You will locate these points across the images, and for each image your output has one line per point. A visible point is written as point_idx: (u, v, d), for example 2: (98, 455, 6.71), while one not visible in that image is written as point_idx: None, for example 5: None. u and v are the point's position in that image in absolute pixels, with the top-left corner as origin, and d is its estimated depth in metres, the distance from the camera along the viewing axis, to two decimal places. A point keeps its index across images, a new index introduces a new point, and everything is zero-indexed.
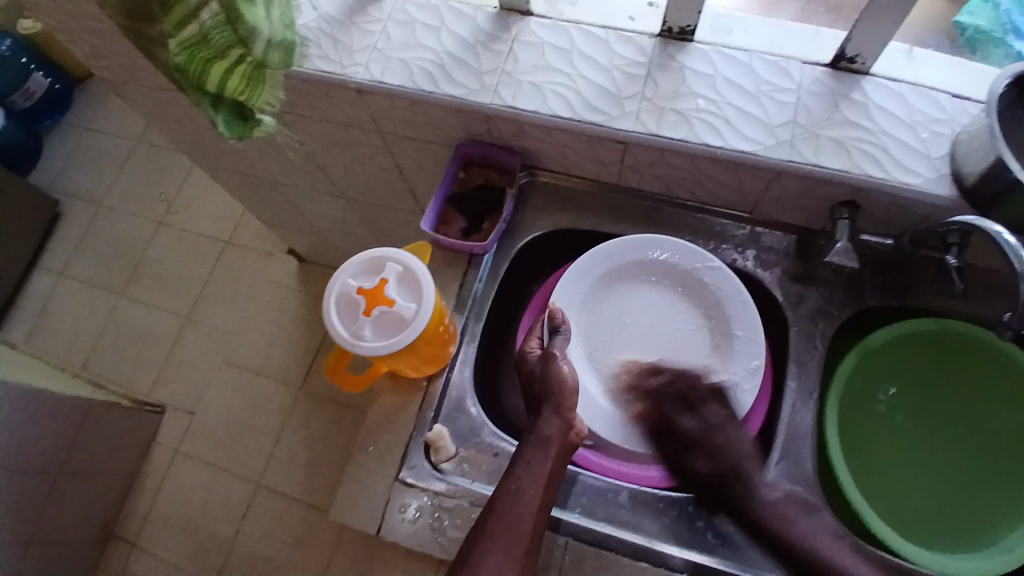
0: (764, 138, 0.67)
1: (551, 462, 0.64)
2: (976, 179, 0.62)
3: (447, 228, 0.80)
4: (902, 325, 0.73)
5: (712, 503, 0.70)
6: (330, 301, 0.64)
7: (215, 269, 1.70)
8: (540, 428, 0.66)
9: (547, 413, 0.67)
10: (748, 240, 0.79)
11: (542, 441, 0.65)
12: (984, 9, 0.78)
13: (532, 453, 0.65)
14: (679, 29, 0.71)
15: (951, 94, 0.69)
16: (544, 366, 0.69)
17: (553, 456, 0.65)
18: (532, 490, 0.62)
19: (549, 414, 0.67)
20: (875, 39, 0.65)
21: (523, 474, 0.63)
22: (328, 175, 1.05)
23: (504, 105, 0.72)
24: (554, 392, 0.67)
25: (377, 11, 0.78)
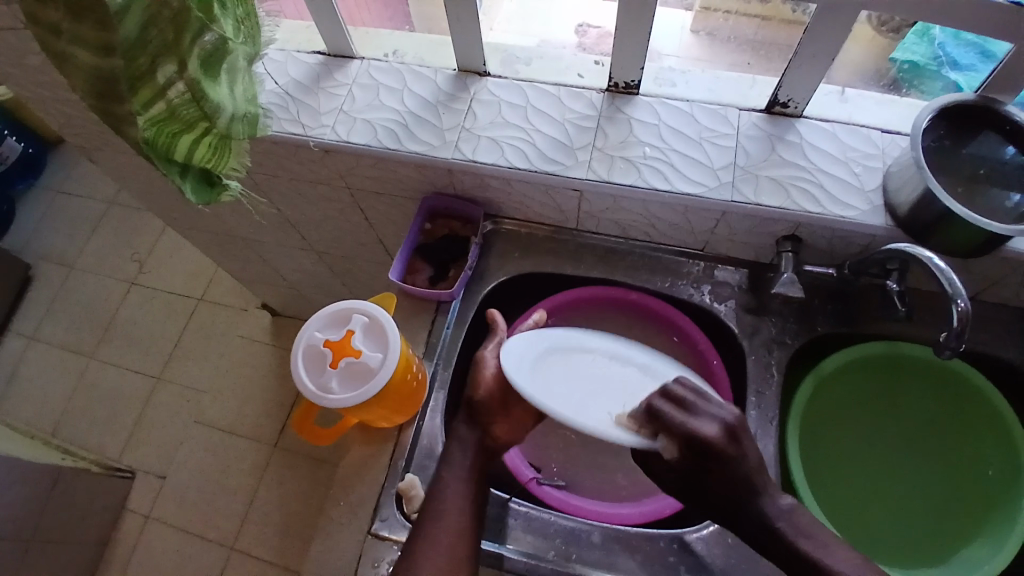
0: (708, 181, 0.72)
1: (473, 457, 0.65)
2: (908, 210, 0.67)
3: (415, 277, 0.82)
4: (855, 350, 0.77)
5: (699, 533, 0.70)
6: (296, 354, 0.65)
7: (188, 328, 1.69)
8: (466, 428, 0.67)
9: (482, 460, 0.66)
10: (702, 276, 0.82)
11: (465, 444, 0.66)
12: (920, 43, 0.75)
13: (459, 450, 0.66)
14: (625, 84, 0.76)
15: (881, 131, 0.75)
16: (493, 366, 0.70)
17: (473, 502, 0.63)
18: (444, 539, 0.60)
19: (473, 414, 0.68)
20: (803, 85, 0.71)
21: (450, 475, 0.64)
22: (299, 231, 1.08)
23: (465, 159, 0.76)
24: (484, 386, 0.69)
25: (341, 75, 0.83)
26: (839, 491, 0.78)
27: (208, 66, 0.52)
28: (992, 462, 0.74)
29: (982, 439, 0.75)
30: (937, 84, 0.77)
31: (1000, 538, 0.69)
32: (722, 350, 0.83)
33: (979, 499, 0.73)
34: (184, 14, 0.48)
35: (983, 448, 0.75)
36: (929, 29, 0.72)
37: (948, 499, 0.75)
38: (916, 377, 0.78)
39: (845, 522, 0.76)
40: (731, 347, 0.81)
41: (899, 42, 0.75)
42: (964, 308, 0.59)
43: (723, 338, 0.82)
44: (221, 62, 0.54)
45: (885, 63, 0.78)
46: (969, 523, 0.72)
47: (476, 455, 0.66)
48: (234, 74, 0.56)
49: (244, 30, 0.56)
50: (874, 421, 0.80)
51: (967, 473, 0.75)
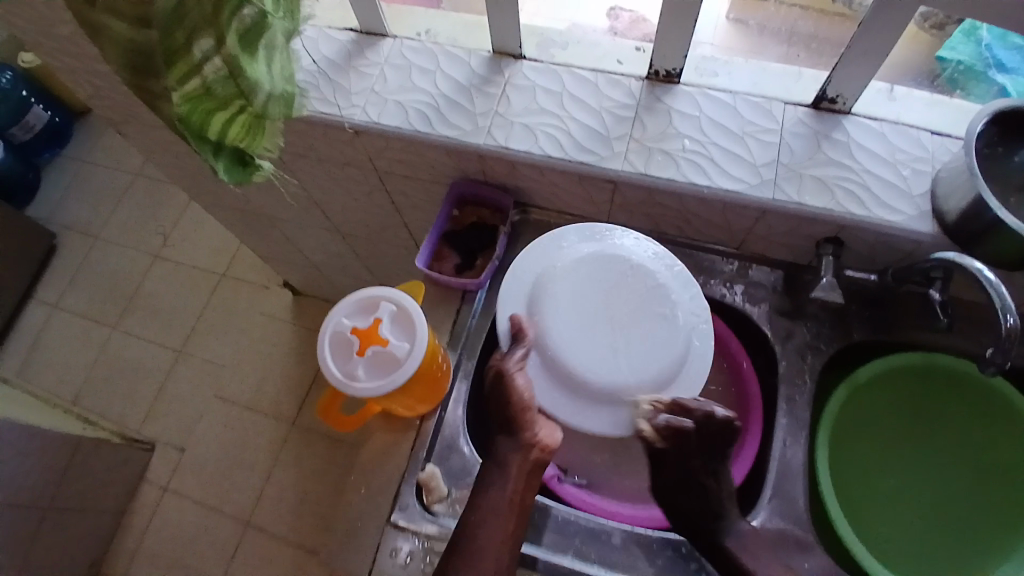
0: (748, 178, 0.69)
1: (510, 486, 0.62)
2: (958, 218, 0.64)
3: (441, 264, 0.81)
4: (888, 362, 0.74)
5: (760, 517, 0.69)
6: (322, 340, 0.63)
7: (209, 303, 1.70)
8: (496, 449, 0.63)
9: (501, 437, 0.64)
10: (736, 275, 0.80)
11: (499, 466, 0.62)
12: (967, 43, 0.74)
13: (490, 476, 0.62)
14: (666, 72, 0.74)
15: (932, 133, 0.71)
16: (495, 384, 0.65)
17: (513, 480, 0.62)
18: (495, 520, 0.60)
19: (500, 436, 0.64)
20: (854, 81, 0.68)
21: (485, 504, 0.61)
22: (325, 212, 1.07)
23: (497, 145, 0.74)
24: (505, 412, 0.64)
25: (373, 55, 0.81)
26: (865, 499, 0.76)
27: (245, 42, 0.50)
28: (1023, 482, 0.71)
29: (1016, 459, 0.72)
30: (987, 89, 0.74)
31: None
32: (753, 353, 0.81)
33: (1007, 521, 0.71)
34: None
35: (1016, 468, 0.72)
36: (977, 29, 0.73)
37: (975, 517, 0.73)
38: (950, 391, 0.75)
39: (867, 533, 0.74)
40: (762, 350, 0.79)
41: (946, 40, 0.74)
42: (1012, 324, 0.56)
43: (755, 340, 0.80)
44: (259, 39, 0.51)
45: (931, 64, 0.76)
46: (995, 543, 0.70)
47: (516, 480, 0.62)
48: (272, 51, 0.53)
49: (285, 6, 0.52)
50: (907, 430, 0.77)
51: (998, 493, 0.73)
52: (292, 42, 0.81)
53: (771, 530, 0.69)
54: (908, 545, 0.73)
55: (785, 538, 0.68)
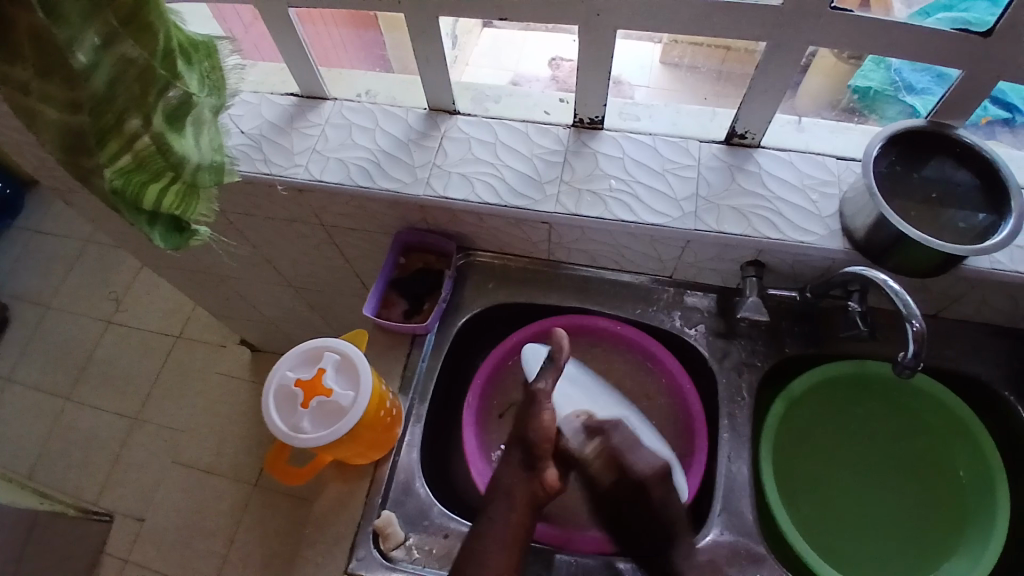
0: (671, 211, 0.74)
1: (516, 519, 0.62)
2: (865, 233, 0.69)
3: (391, 310, 0.83)
4: (822, 370, 0.79)
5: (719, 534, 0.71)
6: (267, 394, 0.62)
7: (166, 366, 1.67)
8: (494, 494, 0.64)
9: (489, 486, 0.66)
10: (673, 302, 0.84)
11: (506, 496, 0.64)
12: (877, 70, 0.75)
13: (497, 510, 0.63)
14: (589, 120, 0.79)
15: (836, 159, 0.78)
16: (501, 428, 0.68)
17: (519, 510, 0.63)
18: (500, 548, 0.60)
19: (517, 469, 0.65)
20: (759, 117, 0.74)
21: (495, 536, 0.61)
22: (277, 267, 1.08)
23: (436, 194, 0.77)
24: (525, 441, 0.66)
25: (314, 116, 0.85)
26: (820, 513, 0.78)
27: (172, 120, 0.53)
28: (961, 464, 0.77)
29: (950, 443, 0.77)
30: (899, 110, 0.78)
31: (984, 538, 0.71)
32: (695, 375, 0.84)
33: (954, 504, 0.75)
34: (148, 71, 0.50)
35: (950, 452, 0.77)
36: (886, 58, 0.73)
37: (928, 508, 0.76)
38: (884, 389, 0.80)
39: (832, 544, 0.76)
40: (703, 371, 0.83)
41: (857, 70, 0.75)
42: (918, 328, 0.61)
43: (695, 363, 0.84)
44: (186, 116, 0.55)
45: (845, 91, 0.79)
46: (950, 529, 0.74)
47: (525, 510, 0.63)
48: (200, 125, 0.57)
49: (211, 83, 0.56)
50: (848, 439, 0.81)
51: (942, 480, 0.77)
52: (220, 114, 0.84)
53: (725, 545, 0.71)
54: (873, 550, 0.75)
55: (737, 553, 0.70)
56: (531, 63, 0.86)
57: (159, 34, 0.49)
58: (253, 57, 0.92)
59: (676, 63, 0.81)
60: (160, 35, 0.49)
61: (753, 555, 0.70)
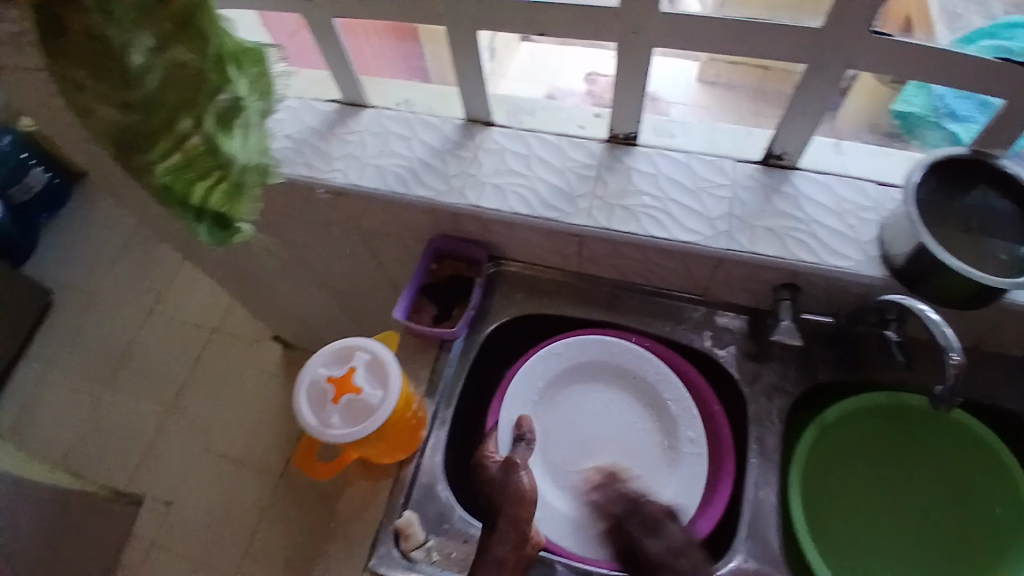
0: (704, 230, 0.73)
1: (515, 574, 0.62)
2: (904, 262, 0.68)
3: (420, 316, 0.84)
4: (855, 400, 0.77)
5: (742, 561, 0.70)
6: (299, 388, 0.63)
7: (199, 359, 1.71)
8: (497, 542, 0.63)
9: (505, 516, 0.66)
10: (702, 321, 0.83)
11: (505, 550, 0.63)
12: (920, 96, 0.74)
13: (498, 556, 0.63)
14: (624, 136, 0.80)
15: (876, 183, 0.77)
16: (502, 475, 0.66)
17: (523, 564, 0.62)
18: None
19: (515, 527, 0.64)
20: (796, 139, 0.74)
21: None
22: (311, 268, 1.10)
23: (469, 204, 0.78)
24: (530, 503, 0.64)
25: (354, 123, 0.87)
26: (848, 548, 0.76)
27: (223, 122, 0.55)
28: (991, 502, 0.74)
29: (980, 479, 0.75)
30: (941, 138, 0.77)
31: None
32: (723, 396, 0.83)
33: (988, 545, 0.72)
34: (199, 74, 0.52)
35: (980, 489, 0.75)
36: (930, 85, 0.72)
37: (955, 545, 0.74)
38: (913, 421, 0.78)
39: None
40: (731, 392, 0.82)
41: (900, 94, 0.74)
42: (958, 360, 0.59)
43: (723, 384, 0.82)
44: (235, 117, 0.56)
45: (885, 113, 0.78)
46: (978, 570, 0.72)
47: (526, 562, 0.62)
48: (248, 128, 0.58)
49: (259, 87, 0.58)
50: (878, 471, 0.79)
51: (971, 518, 0.75)
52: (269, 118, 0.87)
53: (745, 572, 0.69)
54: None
55: None
56: (567, 74, 0.85)
57: (209, 41, 0.52)
58: (297, 64, 0.94)
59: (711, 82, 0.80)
60: (211, 42, 0.52)
61: None
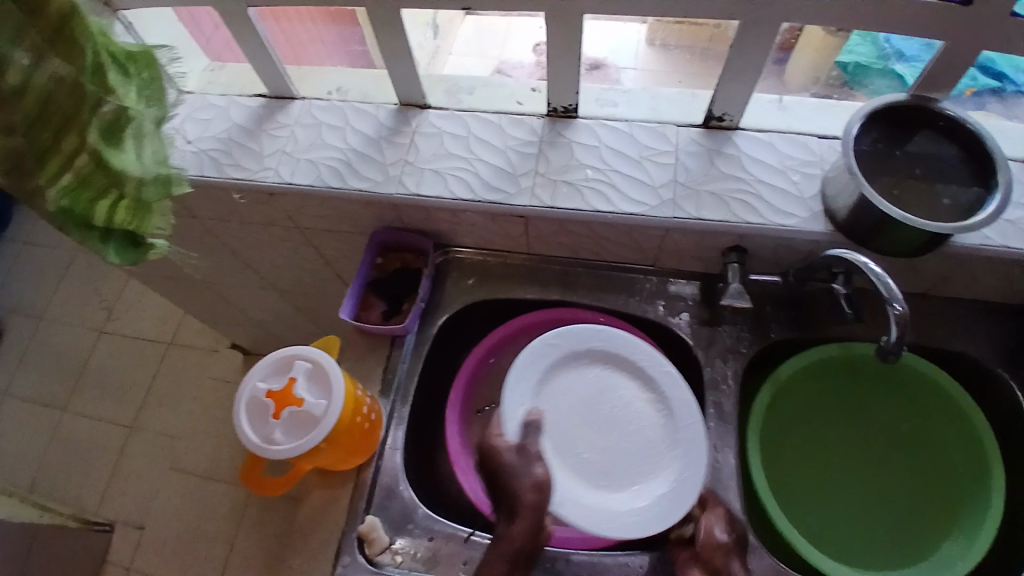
0: (649, 200, 0.72)
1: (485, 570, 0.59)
2: (848, 214, 0.67)
3: (369, 312, 0.81)
4: (805, 356, 0.77)
5: None
6: (239, 405, 0.61)
7: (161, 373, 1.66)
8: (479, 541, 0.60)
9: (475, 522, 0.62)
10: (656, 291, 0.82)
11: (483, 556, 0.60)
12: (864, 44, 0.75)
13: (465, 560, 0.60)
14: (563, 109, 0.77)
15: (818, 137, 0.76)
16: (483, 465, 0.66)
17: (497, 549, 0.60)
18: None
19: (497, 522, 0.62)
20: (735, 100, 0.72)
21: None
22: (259, 271, 1.06)
23: (408, 192, 0.75)
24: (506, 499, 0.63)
25: (283, 117, 0.83)
26: (812, 504, 0.77)
27: (110, 134, 0.52)
28: (957, 456, 0.75)
29: (950, 434, 0.76)
30: (888, 85, 0.76)
31: (975, 532, 0.70)
32: (682, 365, 0.83)
33: (947, 485, 0.75)
34: (76, 87, 0.49)
35: (948, 444, 0.76)
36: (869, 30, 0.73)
37: (916, 498, 0.76)
38: (885, 376, 0.78)
39: (822, 533, 0.75)
40: (689, 360, 0.81)
41: (844, 44, 0.75)
42: (901, 311, 0.59)
43: (682, 353, 0.82)
44: (125, 128, 0.53)
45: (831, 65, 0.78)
46: (942, 522, 0.73)
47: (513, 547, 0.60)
48: (141, 138, 0.55)
49: (151, 95, 0.55)
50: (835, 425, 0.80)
51: (923, 462, 0.77)
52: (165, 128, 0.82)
53: None
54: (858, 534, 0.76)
55: None
56: (516, 50, 0.85)
57: (86, 50, 0.48)
58: (229, 58, 0.90)
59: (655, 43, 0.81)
60: (87, 49, 0.48)
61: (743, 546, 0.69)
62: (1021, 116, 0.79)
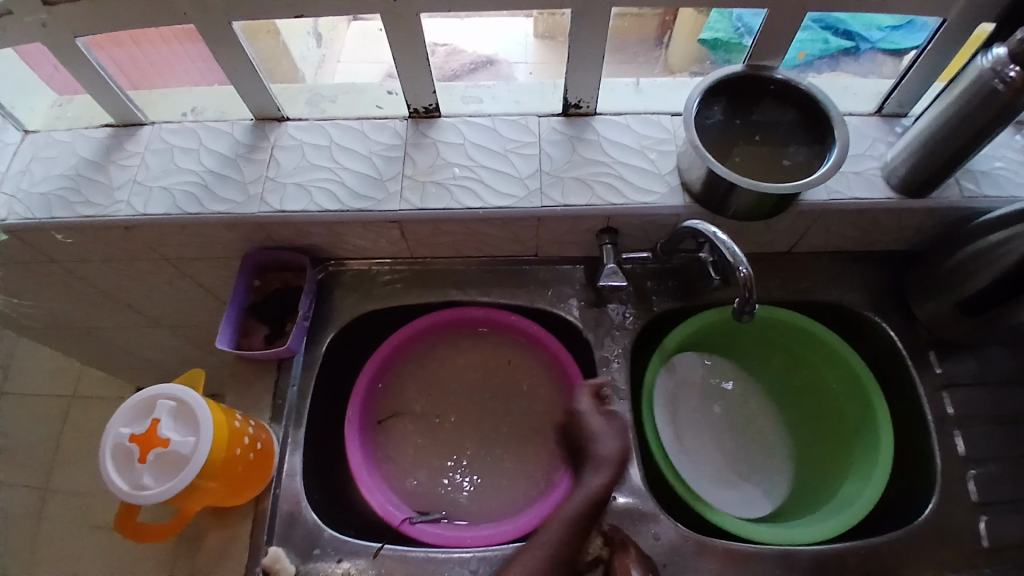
0: (517, 191, 0.73)
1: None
2: (701, 185, 0.71)
3: (250, 339, 0.78)
4: (689, 324, 0.80)
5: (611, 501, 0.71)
6: (101, 457, 0.56)
7: (61, 431, 1.52)
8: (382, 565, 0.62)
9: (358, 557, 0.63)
10: (542, 280, 0.83)
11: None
12: (722, 20, 0.76)
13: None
14: (425, 109, 0.77)
15: (671, 115, 0.79)
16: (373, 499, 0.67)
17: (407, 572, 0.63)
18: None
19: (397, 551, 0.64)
20: (587, 86, 0.74)
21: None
22: (141, 311, 1.00)
23: (272, 210, 0.73)
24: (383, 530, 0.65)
25: (132, 145, 0.79)
26: (730, 462, 0.81)
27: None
28: (844, 401, 0.81)
29: (827, 369, 0.83)
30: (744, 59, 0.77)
31: (868, 469, 0.76)
32: (577, 348, 0.84)
33: (834, 417, 0.82)
34: None
35: (834, 389, 0.82)
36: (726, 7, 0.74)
37: (812, 434, 0.83)
38: (772, 332, 0.85)
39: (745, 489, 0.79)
40: (581, 343, 0.83)
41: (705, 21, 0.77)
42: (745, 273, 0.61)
43: (574, 337, 0.84)
44: None
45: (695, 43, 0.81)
46: (840, 451, 0.80)
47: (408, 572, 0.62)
48: None
49: None
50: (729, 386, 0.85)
51: (809, 401, 0.85)
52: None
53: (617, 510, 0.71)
54: (763, 486, 0.81)
55: (631, 516, 0.71)
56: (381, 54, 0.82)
57: None
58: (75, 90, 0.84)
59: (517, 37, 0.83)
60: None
61: (645, 514, 0.71)
62: (872, 71, 0.86)
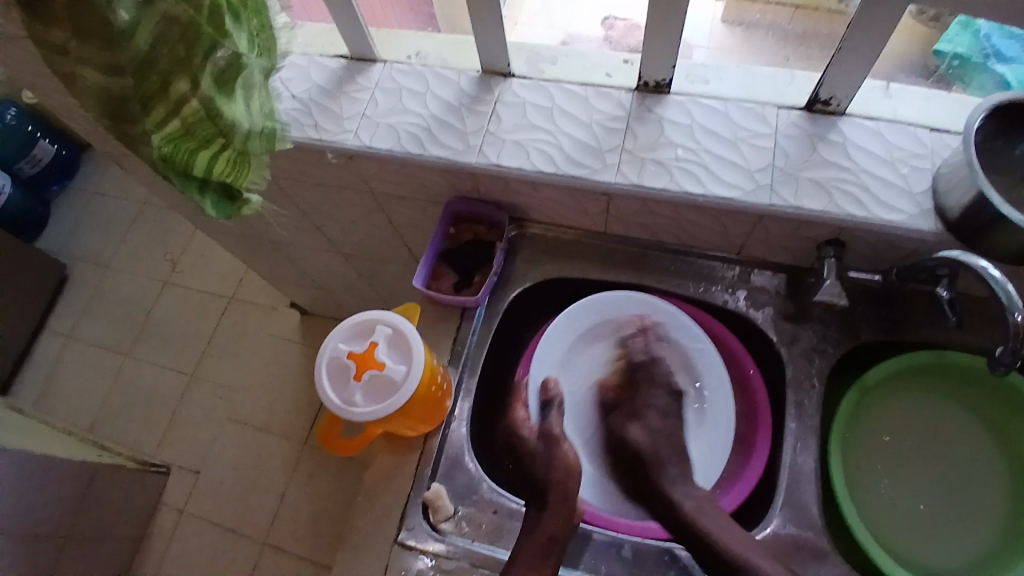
0: (743, 184, 0.68)
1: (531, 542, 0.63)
2: (960, 214, 0.62)
3: (440, 282, 0.80)
4: (899, 362, 0.73)
5: (782, 521, 0.68)
6: (320, 366, 0.62)
7: (218, 327, 1.66)
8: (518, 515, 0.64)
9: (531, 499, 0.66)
10: (737, 281, 0.78)
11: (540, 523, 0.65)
12: (963, 35, 0.72)
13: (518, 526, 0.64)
14: (655, 83, 0.73)
15: (930, 128, 0.70)
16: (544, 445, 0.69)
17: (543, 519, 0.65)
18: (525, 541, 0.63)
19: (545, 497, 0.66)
20: (846, 83, 0.67)
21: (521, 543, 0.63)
22: (326, 234, 1.06)
23: (489, 163, 0.73)
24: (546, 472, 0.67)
25: (363, 79, 0.82)
26: (892, 511, 0.72)
27: (221, 84, 0.53)
28: None
29: None
30: (986, 80, 0.73)
31: None
32: (760, 360, 0.79)
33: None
34: (194, 29, 0.49)
35: None
36: (974, 20, 0.71)
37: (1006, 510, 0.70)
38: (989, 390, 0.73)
39: (902, 542, 0.71)
40: (768, 356, 0.78)
41: (942, 32, 0.73)
42: (1022, 321, 0.54)
43: (760, 346, 0.79)
44: (236, 79, 0.54)
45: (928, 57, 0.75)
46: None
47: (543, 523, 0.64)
48: (250, 89, 0.56)
49: (259, 44, 0.56)
50: (919, 432, 0.75)
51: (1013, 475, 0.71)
52: (270, 79, 0.81)
53: (783, 537, 0.67)
54: (925, 547, 0.70)
55: (799, 547, 0.67)
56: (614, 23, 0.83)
57: None
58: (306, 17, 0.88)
59: (753, 23, 0.80)
60: None
61: (817, 551, 0.66)
62: None
